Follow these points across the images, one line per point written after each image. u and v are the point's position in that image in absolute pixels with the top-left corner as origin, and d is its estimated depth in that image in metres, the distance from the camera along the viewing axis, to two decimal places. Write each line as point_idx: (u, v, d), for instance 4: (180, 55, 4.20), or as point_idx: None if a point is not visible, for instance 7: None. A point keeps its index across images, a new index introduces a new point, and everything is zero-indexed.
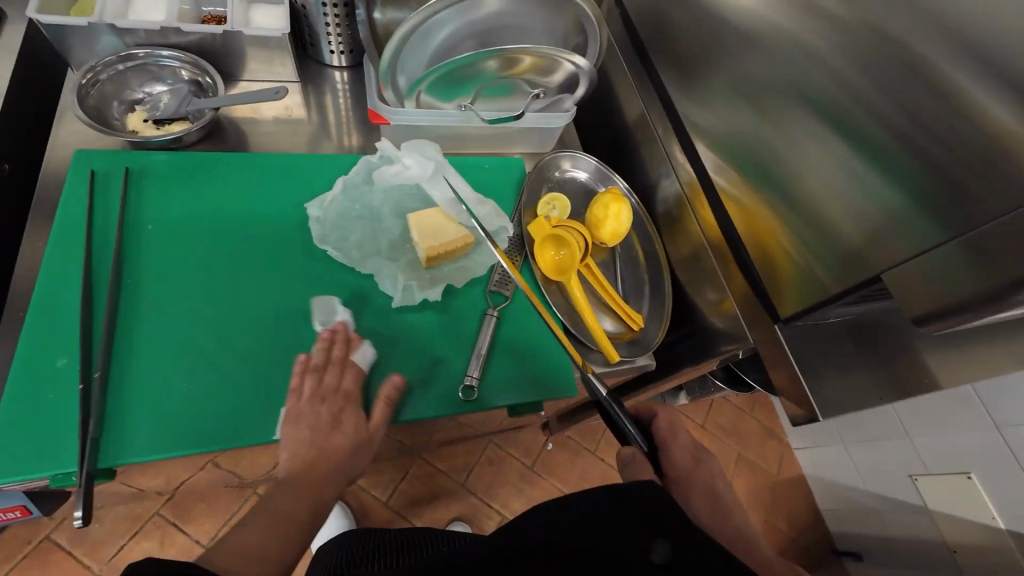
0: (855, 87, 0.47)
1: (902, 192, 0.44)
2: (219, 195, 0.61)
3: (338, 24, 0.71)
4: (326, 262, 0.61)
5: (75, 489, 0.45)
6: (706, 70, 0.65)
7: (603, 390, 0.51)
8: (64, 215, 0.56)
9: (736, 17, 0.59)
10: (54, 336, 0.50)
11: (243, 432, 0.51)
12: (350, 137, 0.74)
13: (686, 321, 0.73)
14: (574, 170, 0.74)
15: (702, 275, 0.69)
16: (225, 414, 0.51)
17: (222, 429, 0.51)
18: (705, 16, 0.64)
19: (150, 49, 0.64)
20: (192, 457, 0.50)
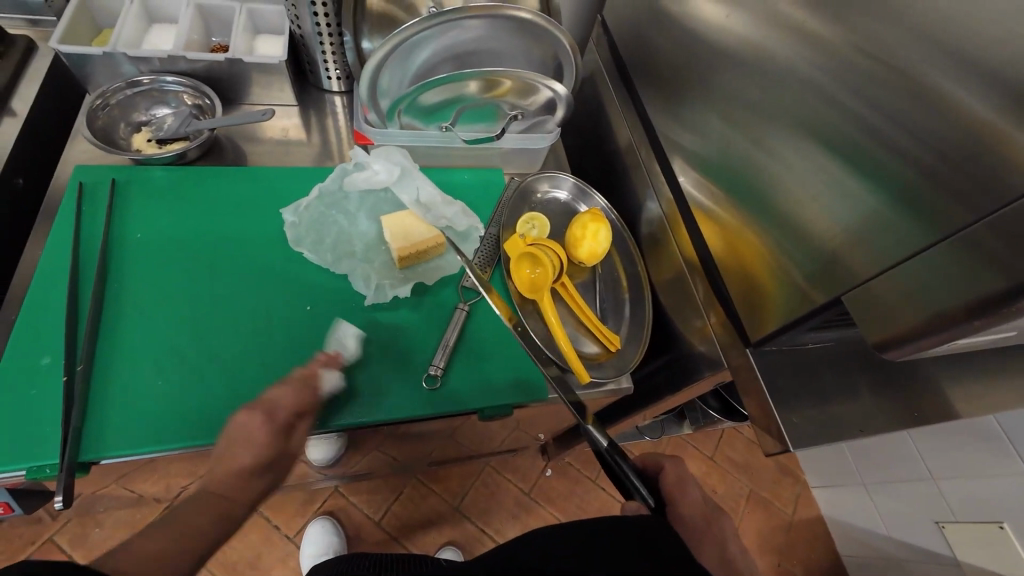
0: (827, 92, 0.45)
1: (880, 192, 0.41)
2: (206, 205, 0.64)
3: (334, 51, 0.75)
4: (300, 261, 0.63)
5: (55, 481, 0.46)
6: (685, 87, 0.64)
7: (602, 440, 0.49)
8: (59, 227, 0.59)
9: (711, 32, 0.58)
10: (42, 334, 0.53)
11: (213, 431, 0.52)
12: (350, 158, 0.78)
13: (669, 348, 0.70)
14: (554, 191, 0.75)
15: (685, 300, 0.67)
16: (198, 411, 0.52)
17: (194, 425, 0.52)
18: (681, 34, 0.64)
19: (156, 75, 0.69)
20: (160, 457, 0.51)
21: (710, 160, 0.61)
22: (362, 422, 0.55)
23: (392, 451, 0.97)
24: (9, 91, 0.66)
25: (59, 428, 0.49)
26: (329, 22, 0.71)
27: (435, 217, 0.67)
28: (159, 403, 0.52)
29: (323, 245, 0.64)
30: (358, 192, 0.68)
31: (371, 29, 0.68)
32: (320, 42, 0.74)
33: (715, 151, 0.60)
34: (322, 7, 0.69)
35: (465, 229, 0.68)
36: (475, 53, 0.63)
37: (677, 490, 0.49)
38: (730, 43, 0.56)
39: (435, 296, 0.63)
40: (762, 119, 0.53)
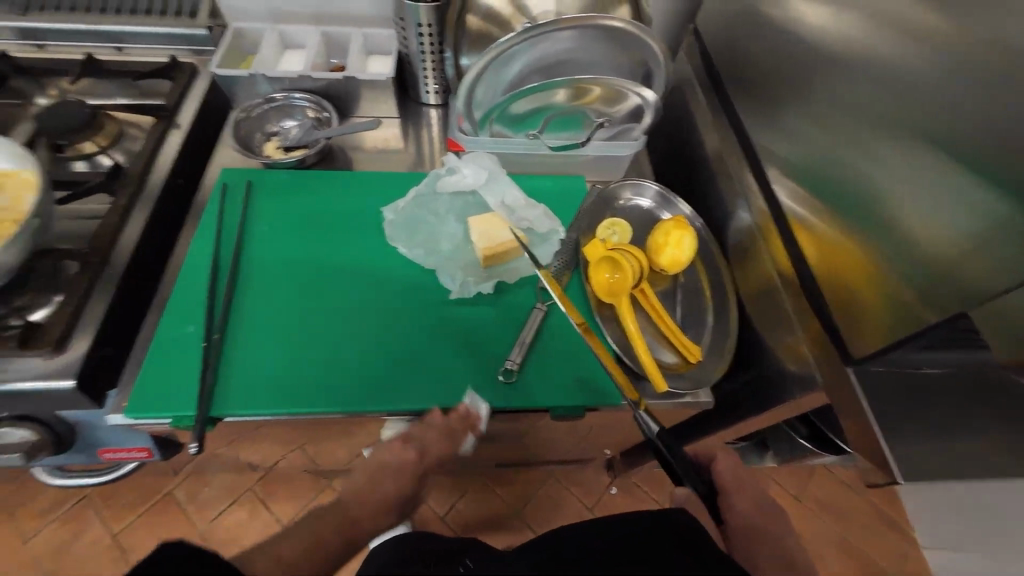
0: (940, 95, 0.44)
1: (1007, 198, 0.39)
2: (320, 203, 0.73)
3: (433, 65, 0.82)
4: (395, 256, 0.68)
5: (191, 430, 0.54)
6: (783, 95, 0.63)
7: (654, 428, 0.50)
8: (204, 219, 0.70)
9: (819, 37, 0.57)
10: (187, 307, 0.62)
11: (317, 401, 0.58)
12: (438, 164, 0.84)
13: (754, 364, 0.66)
14: (637, 198, 0.74)
15: (774, 315, 0.62)
16: (300, 381, 0.59)
17: (297, 394, 0.58)
18: (786, 40, 0.63)
19: (287, 93, 0.80)
20: (269, 420, 0.58)
21: (807, 168, 0.59)
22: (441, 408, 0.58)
23: None
24: (177, 109, 0.80)
25: (197, 386, 0.57)
26: (432, 42, 0.78)
27: (518, 218, 0.70)
28: (273, 375, 0.59)
29: (416, 243, 0.69)
30: (448, 196, 0.73)
31: (469, 45, 0.73)
32: (423, 60, 0.81)
33: (816, 158, 0.58)
34: (427, 27, 0.75)
35: (546, 232, 0.70)
36: (563, 61, 0.64)
37: (732, 488, 0.49)
38: (845, 46, 0.54)
39: (513, 295, 0.66)
40: (864, 125, 0.52)
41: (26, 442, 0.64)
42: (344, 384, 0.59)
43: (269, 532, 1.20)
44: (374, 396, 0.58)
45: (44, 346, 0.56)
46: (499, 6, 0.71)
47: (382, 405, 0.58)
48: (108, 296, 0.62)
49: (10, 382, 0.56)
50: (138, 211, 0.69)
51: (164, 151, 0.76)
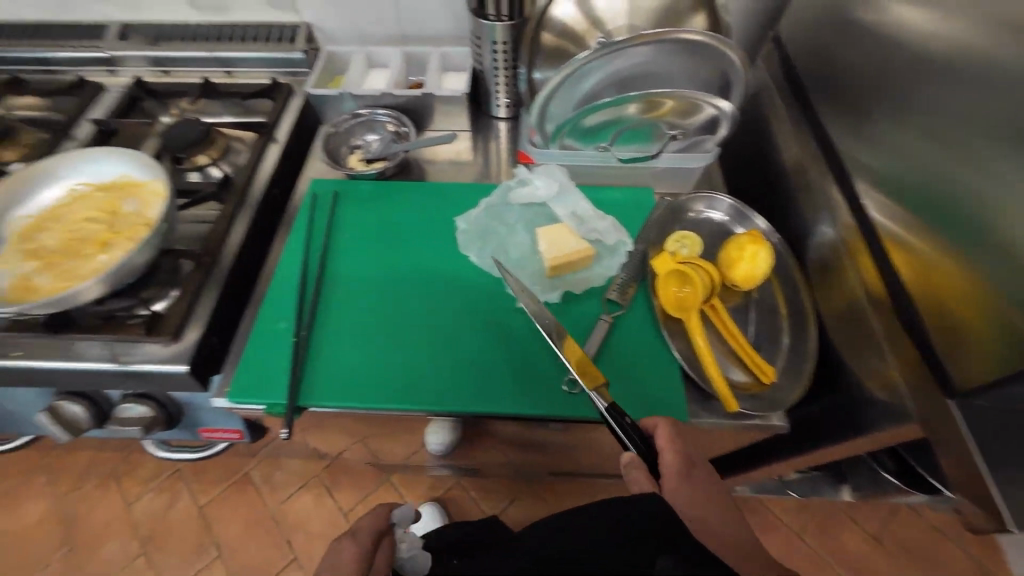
0: None
1: None
2: (398, 211, 0.78)
3: (505, 80, 0.85)
4: (466, 264, 0.72)
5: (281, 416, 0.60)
6: (878, 107, 0.62)
7: (600, 403, 0.54)
8: (297, 225, 0.77)
9: (929, 45, 0.55)
10: (280, 304, 0.69)
11: (391, 398, 0.61)
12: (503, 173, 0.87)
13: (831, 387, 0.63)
14: (709, 211, 0.73)
15: (858, 337, 0.59)
16: (376, 378, 0.63)
17: (373, 389, 0.62)
18: (887, 49, 0.61)
19: (371, 109, 0.86)
20: (347, 412, 0.62)
21: (906, 185, 0.58)
22: (505, 412, 0.60)
23: (517, 454, 1.02)
24: (275, 126, 0.89)
25: (287, 376, 0.63)
26: (505, 58, 0.81)
27: (586, 229, 0.71)
28: (353, 371, 0.63)
29: (486, 251, 0.72)
30: (518, 207, 0.76)
31: (542, 60, 0.75)
32: (496, 75, 0.84)
33: (919, 174, 0.57)
34: (502, 45, 0.79)
35: (614, 243, 0.70)
36: (639, 76, 0.64)
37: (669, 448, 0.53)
38: (957, 51, 0.52)
39: (580, 305, 0.66)
40: (974, 141, 0.50)
41: (143, 417, 0.71)
42: (416, 383, 0.62)
43: (331, 519, 1.27)
44: (441, 396, 0.61)
45: (165, 334, 0.65)
46: (575, 22, 0.72)
47: (450, 405, 0.60)
48: (216, 293, 0.70)
49: (136, 365, 0.65)
50: (241, 217, 0.78)
51: (264, 164, 0.85)
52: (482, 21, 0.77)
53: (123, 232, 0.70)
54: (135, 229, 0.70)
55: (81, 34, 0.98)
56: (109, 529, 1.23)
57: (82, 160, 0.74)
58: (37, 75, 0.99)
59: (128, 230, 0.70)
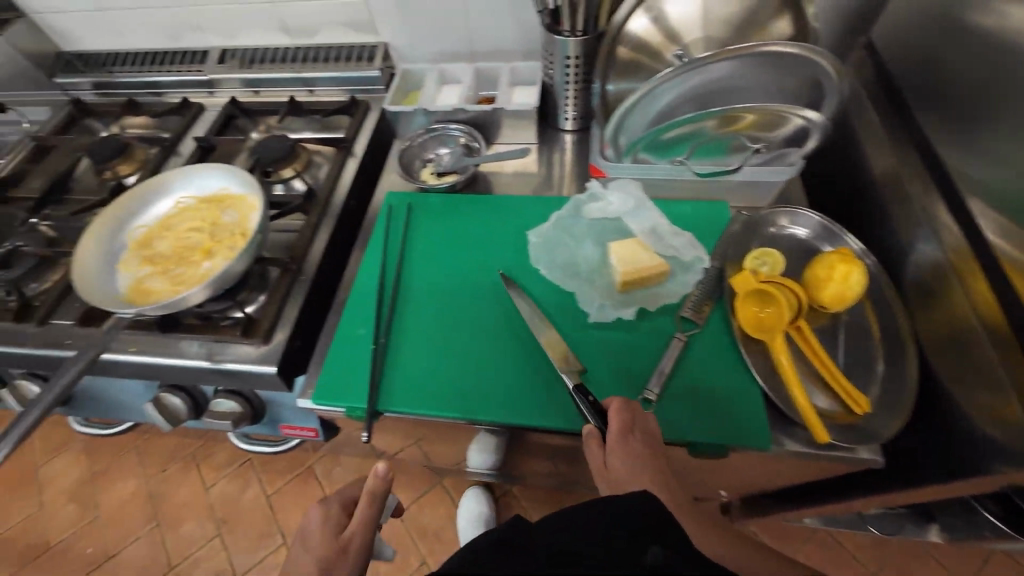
0: None
1: None
2: (470, 224, 0.80)
3: (575, 93, 0.86)
4: (535, 277, 0.72)
5: (361, 420, 0.63)
6: (989, 120, 0.58)
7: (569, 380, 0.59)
8: (374, 236, 0.80)
9: None
10: (359, 312, 0.72)
11: (460, 408, 0.63)
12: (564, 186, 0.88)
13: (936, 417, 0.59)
14: (793, 227, 0.70)
15: (964, 362, 0.56)
16: (447, 387, 0.65)
17: (445, 399, 0.64)
18: (1003, 58, 0.57)
19: (445, 124, 0.90)
20: (419, 419, 0.64)
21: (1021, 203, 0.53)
22: (576, 429, 0.60)
23: (573, 466, 1.01)
24: (353, 141, 0.94)
25: (366, 381, 0.66)
26: (577, 72, 0.82)
27: (660, 245, 0.70)
28: (425, 379, 0.66)
29: (556, 265, 0.72)
30: (588, 220, 0.75)
31: (617, 74, 0.75)
32: (566, 89, 0.85)
33: None
34: (574, 60, 0.79)
35: (690, 260, 0.69)
36: (721, 89, 0.63)
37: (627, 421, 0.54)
38: None
39: (653, 322, 0.65)
40: None
41: (233, 412, 0.77)
42: (484, 394, 0.64)
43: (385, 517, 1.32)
44: (511, 409, 0.62)
45: (257, 336, 0.70)
46: (650, 36, 0.72)
47: (514, 419, 0.62)
48: (300, 298, 0.75)
49: (230, 364, 0.70)
50: (323, 227, 0.83)
51: (343, 177, 0.90)
52: (556, 37, 0.78)
53: (222, 241, 0.76)
54: (232, 239, 0.76)
55: (185, 59, 1.09)
56: (188, 510, 1.34)
57: (190, 175, 0.81)
58: (148, 97, 1.10)
59: (226, 239, 0.76)
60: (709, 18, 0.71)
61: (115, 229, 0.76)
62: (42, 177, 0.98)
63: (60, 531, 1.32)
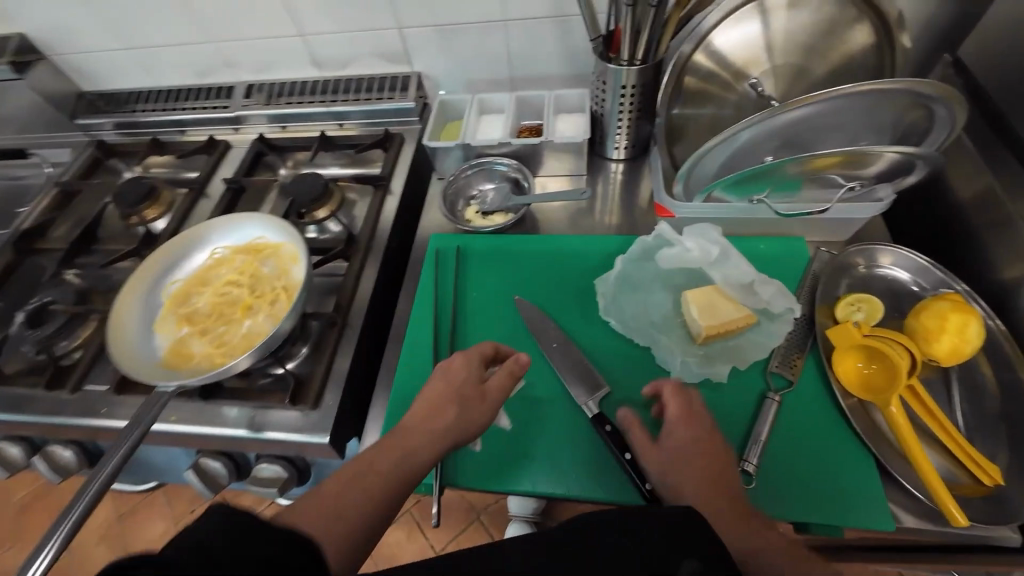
0: None
1: None
2: (527, 269, 0.75)
3: (628, 122, 0.80)
4: (605, 328, 0.67)
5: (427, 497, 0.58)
6: None
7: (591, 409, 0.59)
8: (422, 283, 0.75)
9: None
10: (415, 370, 0.68)
11: (533, 481, 0.58)
12: (611, 215, 0.84)
13: None
14: (893, 268, 0.64)
15: None
16: (518, 458, 0.60)
17: (516, 472, 0.59)
18: None
19: (490, 157, 0.84)
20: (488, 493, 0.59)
21: None
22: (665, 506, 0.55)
23: None
24: (391, 176, 0.90)
25: None
26: (632, 102, 0.76)
27: (744, 295, 0.64)
28: (492, 448, 0.60)
29: (625, 316, 0.67)
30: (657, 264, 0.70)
31: (683, 102, 0.70)
32: (618, 119, 0.80)
33: None
34: (631, 89, 0.74)
35: (780, 310, 0.63)
36: (809, 131, 0.57)
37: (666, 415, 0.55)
38: None
39: (739, 378, 0.60)
40: None
41: (278, 477, 0.72)
42: (558, 466, 0.58)
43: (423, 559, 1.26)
44: (592, 483, 0.57)
45: (306, 401, 0.66)
46: (718, 64, 0.67)
47: (595, 494, 0.56)
48: (348, 355, 0.70)
49: (276, 432, 0.66)
50: (366, 273, 0.78)
51: (384, 216, 0.85)
52: (610, 65, 0.72)
53: (263, 296, 0.71)
54: (274, 293, 0.71)
55: (211, 95, 1.05)
56: None
57: (226, 225, 0.77)
58: (173, 135, 1.06)
59: (268, 294, 0.71)
60: (785, 43, 0.66)
61: (151, 287, 0.72)
62: (69, 222, 0.95)
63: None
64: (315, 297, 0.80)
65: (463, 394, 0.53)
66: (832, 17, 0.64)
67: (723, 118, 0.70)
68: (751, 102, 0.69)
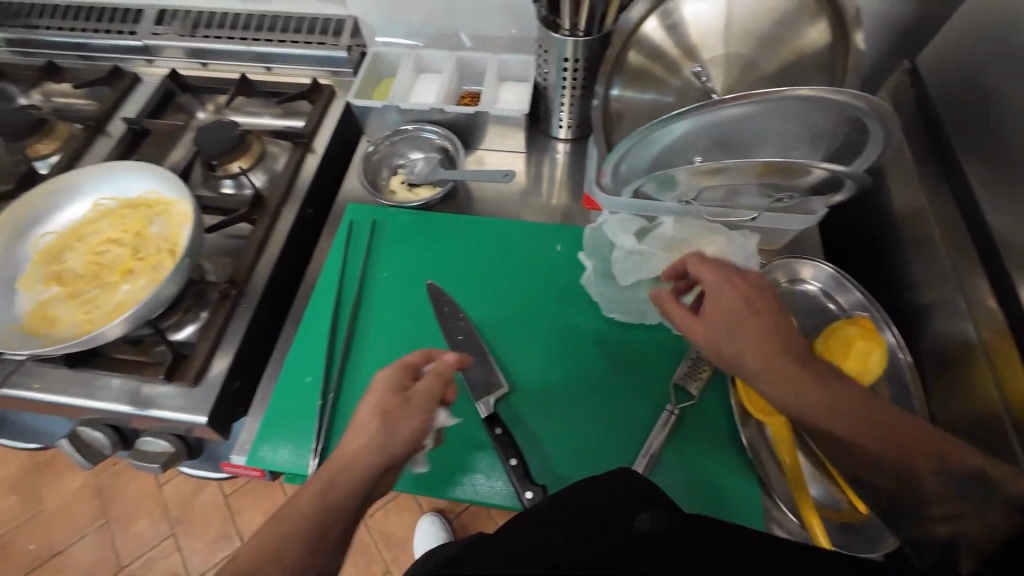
0: None
1: None
2: (443, 252, 0.70)
3: (572, 100, 0.74)
4: (511, 324, 0.64)
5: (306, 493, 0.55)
6: None
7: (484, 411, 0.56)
8: (328, 259, 0.69)
9: None
10: (307, 357, 0.62)
11: (487, 492, 0.54)
12: (548, 197, 0.78)
13: None
14: (810, 282, 0.62)
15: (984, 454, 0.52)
16: (463, 466, 0.56)
17: (464, 481, 0.55)
18: None
19: (418, 125, 0.77)
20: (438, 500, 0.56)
21: None
22: None
23: None
24: (314, 132, 0.82)
25: (310, 446, 0.57)
26: (576, 77, 0.70)
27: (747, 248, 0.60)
28: (438, 457, 0.56)
29: (541, 317, 0.64)
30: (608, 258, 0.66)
31: (621, 84, 0.64)
32: (561, 95, 0.74)
33: None
34: (572, 63, 0.68)
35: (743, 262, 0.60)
36: (741, 131, 0.53)
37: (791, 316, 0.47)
38: None
39: (641, 386, 0.58)
40: None
41: (163, 453, 0.67)
42: (443, 467, 0.56)
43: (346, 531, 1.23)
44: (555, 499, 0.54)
45: (185, 380, 0.60)
46: (665, 46, 0.62)
47: None
48: (242, 328, 0.65)
49: (157, 409, 0.61)
50: (274, 240, 0.72)
51: (301, 177, 0.78)
52: (553, 34, 0.66)
53: (147, 259, 0.65)
54: (159, 256, 0.64)
55: (117, 18, 0.92)
56: (141, 508, 1.26)
57: (107, 174, 0.68)
58: (74, 60, 0.95)
59: (152, 257, 0.64)
60: (738, 27, 0.60)
61: (18, 240, 0.64)
62: None
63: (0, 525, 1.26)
64: (217, 261, 0.73)
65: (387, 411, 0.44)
66: (786, 8, 0.59)
67: (665, 105, 0.65)
68: (695, 92, 0.63)
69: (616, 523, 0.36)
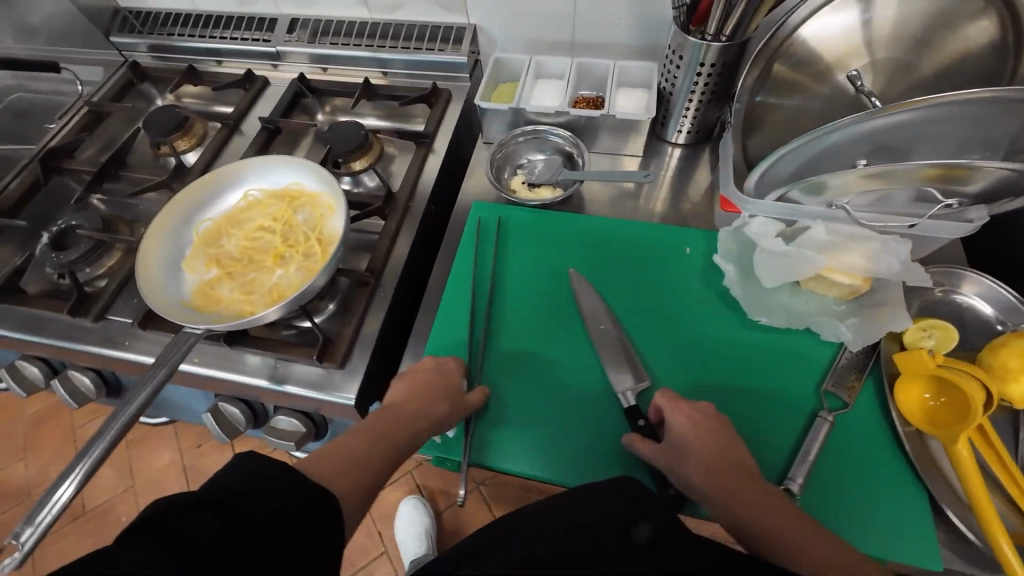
0: None
1: None
2: (569, 249, 0.71)
3: (698, 105, 0.75)
4: (646, 322, 0.64)
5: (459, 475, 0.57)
6: None
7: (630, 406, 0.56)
8: (460, 253, 0.71)
9: None
10: (449, 344, 0.64)
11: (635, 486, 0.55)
12: (665, 201, 0.79)
13: None
14: (975, 298, 0.60)
15: None
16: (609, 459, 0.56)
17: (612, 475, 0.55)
18: None
19: (548, 125, 0.79)
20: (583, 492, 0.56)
21: None
22: None
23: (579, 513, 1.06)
24: (435, 133, 0.85)
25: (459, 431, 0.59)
26: (707, 82, 0.71)
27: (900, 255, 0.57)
28: (584, 450, 0.57)
29: (676, 316, 0.64)
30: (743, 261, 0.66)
31: (767, 91, 0.64)
32: (687, 99, 0.75)
33: None
34: (708, 68, 0.68)
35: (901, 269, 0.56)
36: (905, 136, 0.53)
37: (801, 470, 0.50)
38: None
39: (788, 390, 0.58)
40: None
41: (296, 432, 0.70)
42: (590, 460, 0.56)
43: None
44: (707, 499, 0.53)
45: (333, 360, 0.63)
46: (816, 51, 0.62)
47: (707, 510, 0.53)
48: (381, 316, 0.68)
49: (302, 388, 0.64)
50: (404, 234, 0.75)
51: (425, 176, 0.81)
52: (690, 39, 0.67)
53: (297, 246, 0.68)
54: (308, 244, 0.68)
55: (251, 26, 0.99)
56: None
57: (259, 168, 0.73)
58: (208, 65, 1.03)
59: (301, 244, 0.68)
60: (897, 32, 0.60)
61: (183, 225, 0.69)
62: (97, 145, 0.93)
63: (97, 496, 1.33)
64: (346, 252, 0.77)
65: (430, 383, 0.55)
66: (956, 11, 0.57)
67: (810, 111, 0.64)
68: (842, 98, 0.63)
69: (618, 526, 0.37)
